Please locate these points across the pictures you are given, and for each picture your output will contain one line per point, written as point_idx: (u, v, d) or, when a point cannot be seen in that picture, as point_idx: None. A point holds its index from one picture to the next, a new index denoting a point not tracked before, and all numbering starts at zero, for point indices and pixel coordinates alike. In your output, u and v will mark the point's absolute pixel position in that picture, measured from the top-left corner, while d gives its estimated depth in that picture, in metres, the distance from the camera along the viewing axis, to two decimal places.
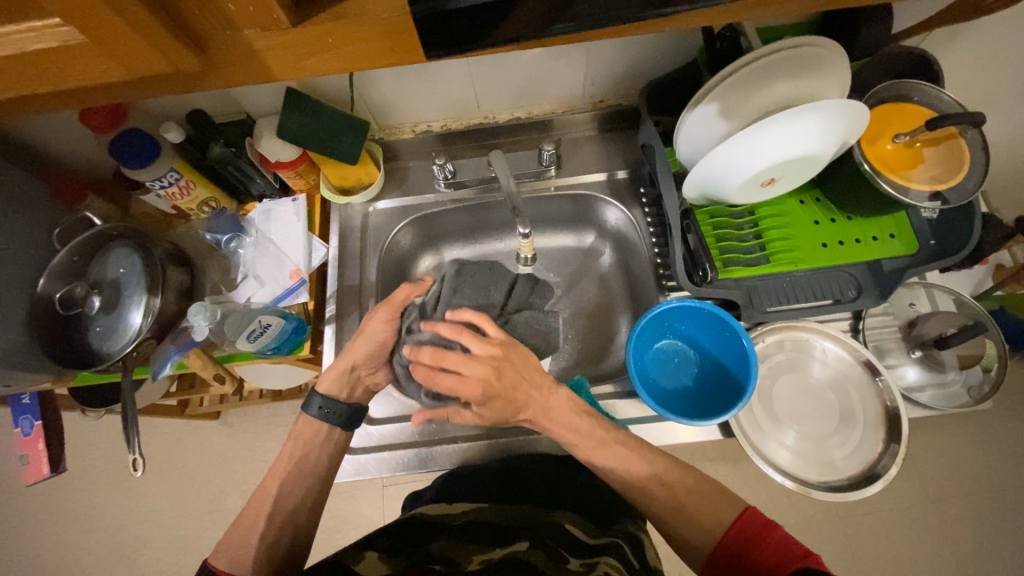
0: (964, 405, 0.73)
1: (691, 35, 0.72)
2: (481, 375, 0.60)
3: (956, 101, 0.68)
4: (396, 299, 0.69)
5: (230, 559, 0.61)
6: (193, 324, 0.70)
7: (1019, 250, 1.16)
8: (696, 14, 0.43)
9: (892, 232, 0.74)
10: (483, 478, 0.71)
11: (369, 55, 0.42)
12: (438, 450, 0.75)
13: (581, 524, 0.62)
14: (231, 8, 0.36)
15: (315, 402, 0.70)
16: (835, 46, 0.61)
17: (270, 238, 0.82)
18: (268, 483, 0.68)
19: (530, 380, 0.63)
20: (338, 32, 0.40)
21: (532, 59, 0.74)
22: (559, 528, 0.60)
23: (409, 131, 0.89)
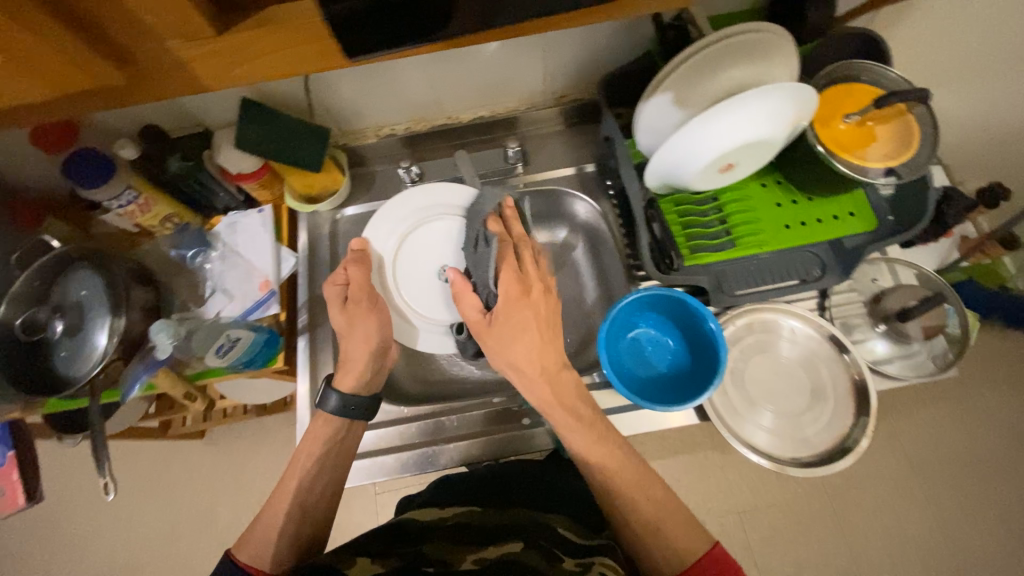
0: (931, 374, 0.75)
1: (643, 26, 0.72)
2: (509, 294, 0.66)
3: (901, 77, 0.70)
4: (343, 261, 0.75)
5: (251, 552, 0.59)
6: (157, 342, 0.68)
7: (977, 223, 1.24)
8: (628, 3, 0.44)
9: (852, 211, 0.76)
10: (476, 483, 0.72)
11: (297, 59, 0.42)
12: (441, 448, 0.78)
13: (574, 528, 0.61)
14: (149, 19, 0.36)
15: (333, 402, 0.68)
16: (782, 32, 0.62)
17: (237, 251, 0.82)
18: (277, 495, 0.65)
19: (525, 334, 0.64)
20: (264, 38, 0.40)
21: (490, 55, 0.74)
22: (552, 529, 0.60)
23: (372, 134, 0.88)
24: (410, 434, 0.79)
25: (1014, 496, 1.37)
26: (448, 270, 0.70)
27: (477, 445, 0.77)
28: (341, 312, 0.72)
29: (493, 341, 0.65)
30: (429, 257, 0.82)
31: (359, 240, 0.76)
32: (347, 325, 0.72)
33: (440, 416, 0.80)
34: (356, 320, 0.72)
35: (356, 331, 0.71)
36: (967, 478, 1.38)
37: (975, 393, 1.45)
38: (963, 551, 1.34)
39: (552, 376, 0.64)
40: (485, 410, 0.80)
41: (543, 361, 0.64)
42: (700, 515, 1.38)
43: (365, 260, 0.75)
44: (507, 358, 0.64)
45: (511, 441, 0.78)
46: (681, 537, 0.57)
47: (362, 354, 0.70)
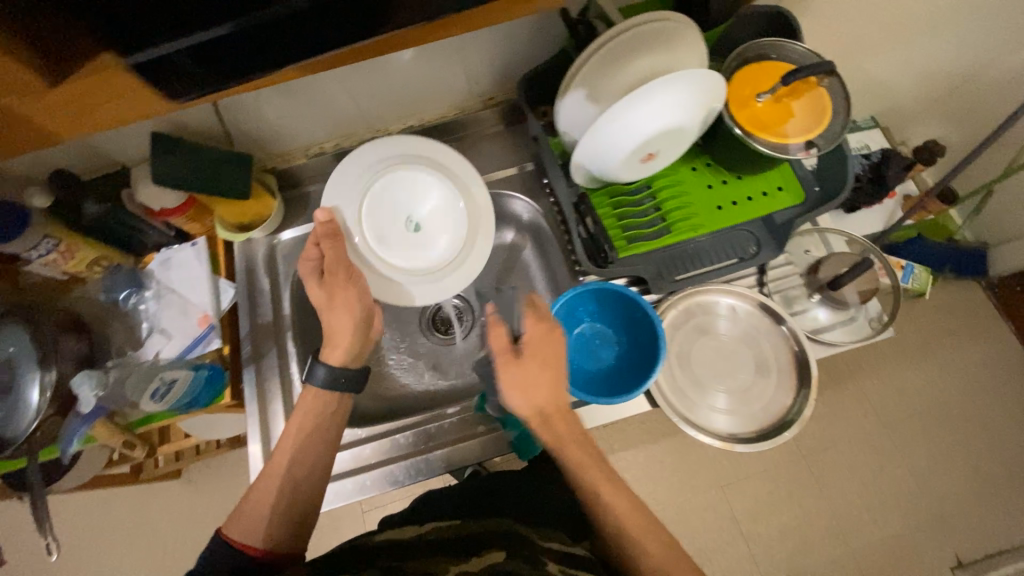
0: (868, 337, 0.77)
1: (554, 23, 0.72)
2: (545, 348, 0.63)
3: (805, 48, 0.71)
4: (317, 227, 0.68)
5: (244, 529, 0.58)
6: (80, 394, 0.67)
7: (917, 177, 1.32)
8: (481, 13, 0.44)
9: (779, 185, 0.78)
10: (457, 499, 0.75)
11: (136, 104, 0.41)
12: (431, 456, 0.73)
13: (557, 537, 0.65)
14: None
15: (320, 372, 0.66)
16: (684, 19, 0.63)
17: (173, 288, 0.80)
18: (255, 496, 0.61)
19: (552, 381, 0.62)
20: (96, 89, 0.38)
21: (406, 65, 0.73)
22: (537, 537, 0.61)
23: (301, 155, 0.86)
24: (362, 456, 0.74)
25: (977, 438, 1.42)
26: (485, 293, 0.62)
27: (429, 462, 0.72)
28: (318, 289, 0.69)
29: (516, 372, 0.61)
30: (398, 209, 0.78)
31: (326, 211, 0.68)
32: (328, 303, 0.69)
33: (433, 422, 0.75)
34: (336, 294, 0.69)
35: (339, 305, 0.68)
36: (933, 426, 1.43)
37: (935, 344, 1.49)
38: (936, 496, 1.38)
39: (566, 423, 0.62)
40: (437, 422, 0.75)
41: (555, 398, 0.61)
42: (685, 493, 1.41)
43: (340, 233, 0.69)
44: (516, 384, 0.61)
45: (466, 454, 0.72)
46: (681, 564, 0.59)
47: (350, 326, 0.68)
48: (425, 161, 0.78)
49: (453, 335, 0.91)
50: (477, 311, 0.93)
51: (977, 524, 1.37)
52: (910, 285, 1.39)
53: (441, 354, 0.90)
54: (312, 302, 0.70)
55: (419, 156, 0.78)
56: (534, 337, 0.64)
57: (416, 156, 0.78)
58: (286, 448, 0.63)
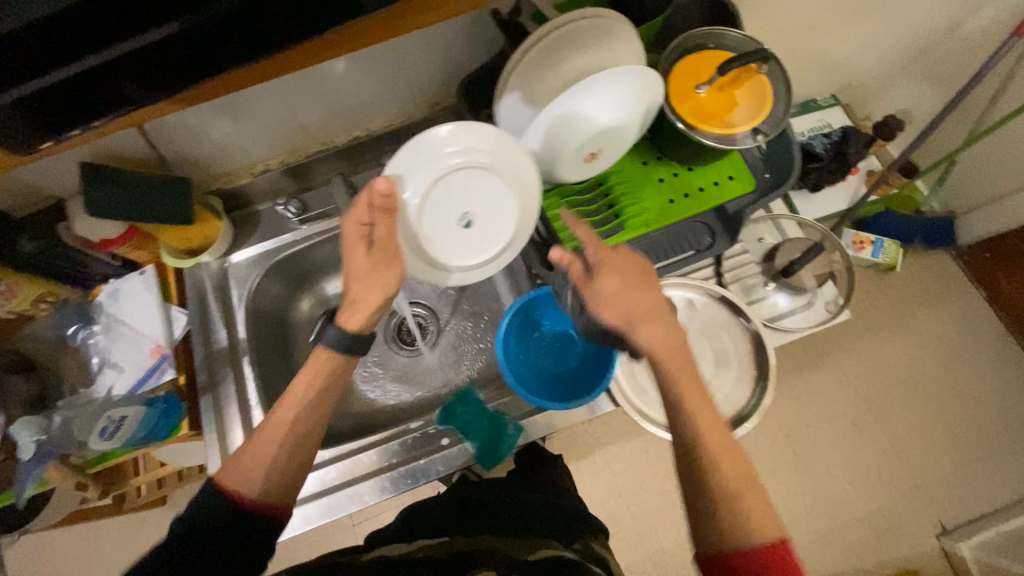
0: (823, 321, 0.78)
1: (488, 24, 0.70)
2: (636, 283, 0.56)
3: (743, 35, 0.70)
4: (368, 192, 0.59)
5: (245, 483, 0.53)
6: (24, 441, 0.66)
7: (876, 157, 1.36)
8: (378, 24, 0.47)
9: (731, 174, 0.77)
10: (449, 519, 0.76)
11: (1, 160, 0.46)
12: (411, 469, 0.69)
13: (552, 546, 0.66)
14: None
15: (333, 333, 0.61)
16: (615, 14, 0.61)
17: (122, 320, 0.78)
18: (251, 451, 0.55)
19: (654, 315, 0.55)
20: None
21: (339, 75, 0.71)
22: (528, 553, 0.63)
23: (246, 174, 0.84)
24: (327, 478, 0.71)
25: (953, 405, 1.44)
26: (553, 245, 0.54)
27: (395, 478, 0.69)
28: (364, 256, 0.63)
29: (596, 291, 0.56)
30: (451, 196, 0.67)
31: (386, 180, 0.58)
32: (370, 274, 0.63)
33: (406, 433, 0.72)
34: (378, 269, 0.64)
35: (376, 279, 0.64)
36: (909, 396, 1.44)
37: (909, 316, 1.50)
38: (916, 465, 1.39)
39: (677, 353, 0.55)
40: (403, 436, 0.72)
41: (640, 304, 0.56)
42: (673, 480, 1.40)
43: (393, 207, 0.60)
44: (600, 298, 0.56)
45: (431, 468, 0.69)
46: (752, 500, 0.50)
47: (378, 296, 0.64)
48: (495, 168, 0.66)
49: (418, 346, 0.90)
50: (442, 320, 0.92)
51: (957, 489, 1.38)
52: (880, 258, 1.43)
53: (407, 366, 0.89)
54: (349, 265, 0.64)
55: (482, 162, 0.65)
56: (606, 259, 0.57)
57: (493, 159, 0.66)
58: (295, 404, 0.58)
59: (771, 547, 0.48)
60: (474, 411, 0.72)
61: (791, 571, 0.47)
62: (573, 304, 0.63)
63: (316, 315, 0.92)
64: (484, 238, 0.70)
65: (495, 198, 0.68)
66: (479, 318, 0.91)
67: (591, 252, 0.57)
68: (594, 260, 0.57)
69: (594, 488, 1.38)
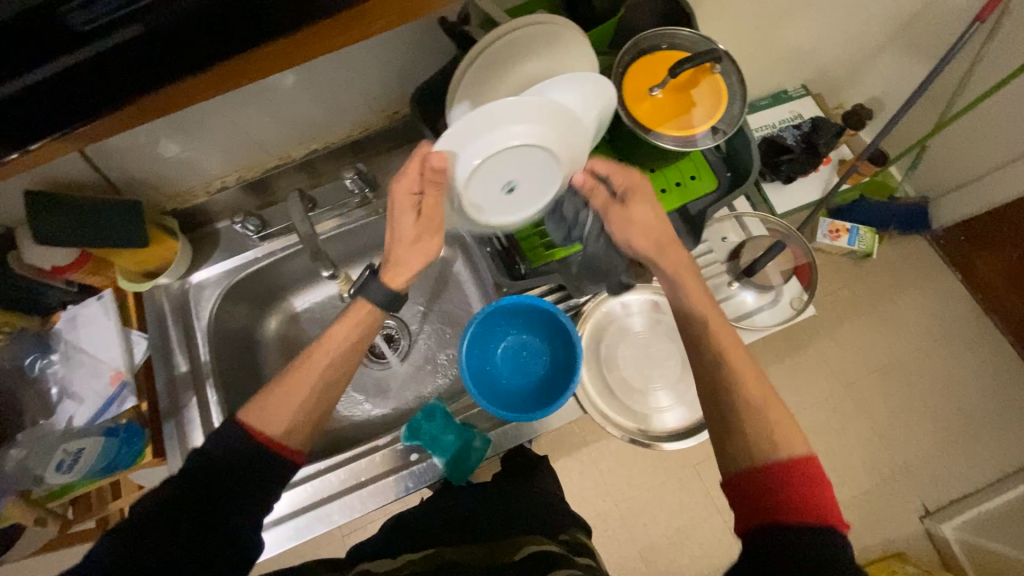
0: (789, 318, 0.78)
1: (436, 32, 0.69)
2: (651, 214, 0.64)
3: (694, 33, 0.70)
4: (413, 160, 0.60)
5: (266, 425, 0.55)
6: None
7: (847, 146, 1.37)
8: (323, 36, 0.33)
9: (692, 174, 0.77)
10: (432, 524, 0.77)
11: None
12: (377, 486, 0.69)
13: (541, 540, 0.69)
14: None
15: (375, 289, 0.64)
16: (562, 20, 0.61)
17: (80, 347, 0.75)
18: (277, 390, 0.57)
19: (665, 242, 0.64)
20: None
21: (289, 89, 0.70)
22: (518, 550, 0.66)
23: (204, 192, 0.83)
24: (294, 501, 0.69)
25: (941, 391, 1.37)
26: (578, 170, 0.65)
27: (364, 497, 0.69)
28: (411, 222, 0.64)
29: (625, 213, 0.64)
30: (502, 167, 0.60)
31: (442, 157, 0.56)
32: (415, 237, 0.65)
33: (372, 450, 0.71)
34: (423, 235, 0.65)
35: (420, 246, 0.66)
36: (891, 382, 1.38)
37: (892, 297, 1.44)
38: (908, 453, 1.32)
39: (685, 270, 0.63)
40: (370, 454, 0.71)
41: (659, 230, 0.64)
42: (660, 474, 1.34)
43: (443, 181, 0.59)
44: (627, 219, 0.64)
45: (400, 484, 0.69)
46: (774, 412, 0.52)
47: (419, 262, 0.66)
48: (555, 151, 0.59)
49: (388, 359, 0.88)
50: (413, 331, 0.91)
51: (952, 478, 1.30)
52: (856, 246, 1.40)
53: (379, 380, 0.88)
54: (394, 226, 0.65)
55: (540, 147, 0.58)
56: (634, 187, 0.64)
57: (554, 140, 0.58)
58: (330, 350, 0.60)
59: (792, 459, 0.48)
60: (439, 426, 0.70)
61: (814, 486, 0.47)
62: (592, 228, 0.70)
63: (284, 330, 0.91)
64: (527, 200, 0.66)
65: (544, 167, 0.62)
66: (450, 326, 0.91)
67: (616, 181, 0.65)
68: (623, 187, 0.65)
69: (582, 489, 1.33)
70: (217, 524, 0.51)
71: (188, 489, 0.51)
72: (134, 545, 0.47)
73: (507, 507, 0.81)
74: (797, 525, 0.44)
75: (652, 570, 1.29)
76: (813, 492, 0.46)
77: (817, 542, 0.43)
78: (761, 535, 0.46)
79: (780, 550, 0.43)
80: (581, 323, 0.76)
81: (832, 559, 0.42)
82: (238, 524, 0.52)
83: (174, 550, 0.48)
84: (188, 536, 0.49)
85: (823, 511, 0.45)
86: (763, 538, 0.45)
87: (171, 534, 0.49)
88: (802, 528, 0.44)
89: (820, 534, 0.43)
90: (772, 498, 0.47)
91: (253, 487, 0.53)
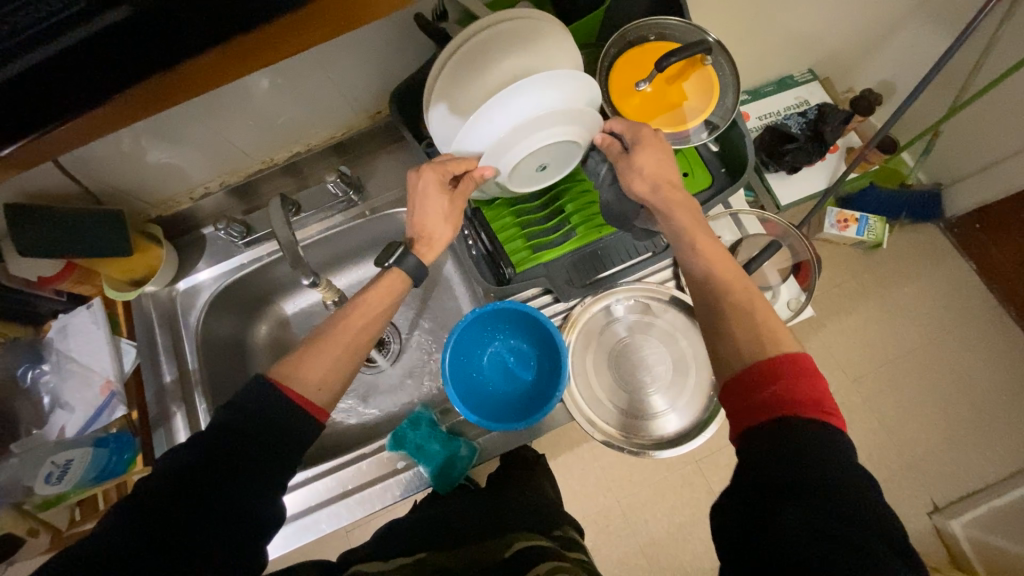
0: (786, 319, 0.77)
1: (414, 30, 0.67)
2: (659, 164, 0.63)
3: (684, 22, 0.66)
4: (450, 164, 0.63)
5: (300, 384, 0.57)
6: None
7: (855, 133, 1.32)
8: (257, 47, 0.33)
9: (686, 171, 0.73)
10: (424, 523, 0.77)
11: None
12: (363, 494, 0.70)
13: (532, 537, 0.68)
14: None
15: (412, 261, 0.68)
16: (542, 14, 0.59)
17: (71, 356, 0.75)
18: (300, 358, 0.59)
19: (672, 192, 0.62)
20: None
21: (266, 92, 0.68)
22: (505, 551, 0.65)
23: (188, 198, 0.82)
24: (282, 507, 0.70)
25: (951, 384, 1.33)
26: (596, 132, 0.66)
27: (351, 505, 0.69)
28: (445, 195, 0.67)
29: (631, 164, 0.63)
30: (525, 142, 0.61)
31: (492, 171, 0.64)
32: (450, 207, 0.68)
33: (359, 458, 0.72)
34: (455, 203, 0.68)
35: (451, 215, 0.69)
36: (900, 375, 1.34)
37: (901, 288, 1.39)
38: (916, 448, 1.29)
39: (694, 220, 0.61)
40: (357, 461, 0.72)
41: (666, 177, 0.63)
42: (661, 471, 1.31)
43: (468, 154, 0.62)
44: (635, 169, 0.63)
45: (387, 493, 0.70)
46: (780, 329, 0.52)
47: (446, 229, 0.69)
48: (571, 126, 0.62)
49: (379, 363, 0.88)
50: (402, 335, 0.90)
51: (961, 473, 1.27)
52: (866, 236, 1.34)
53: (368, 385, 0.88)
54: (422, 196, 0.66)
55: (572, 137, 0.64)
56: (644, 137, 0.63)
57: (582, 123, 0.63)
58: (364, 315, 0.64)
59: (782, 356, 0.49)
60: (426, 430, 0.71)
61: (800, 375, 0.47)
62: (604, 177, 0.72)
63: (275, 335, 0.91)
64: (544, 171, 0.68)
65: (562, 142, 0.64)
66: (440, 330, 0.90)
67: (629, 136, 0.64)
68: (631, 138, 0.64)
69: (582, 486, 1.32)
70: (237, 483, 0.49)
71: (210, 445, 0.50)
72: (155, 501, 0.46)
73: (500, 507, 0.80)
74: (794, 415, 0.45)
75: (654, 568, 1.26)
76: (810, 388, 0.47)
77: (813, 429, 0.44)
78: (757, 428, 0.46)
79: (767, 440, 0.44)
80: (569, 328, 0.74)
81: (826, 445, 0.43)
82: (254, 490, 0.50)
83: (190, 508, 0.47)
84: (197, 502, 0.47)
85: (819, 405, 0.46)
86: (759, 430, 0.46)
87: (189, 493, 0.48)
88: (799, 417, 0.44)
89: (815, 423, 0.44)
90: (770, 392, 0.47)
91: (274, 449, 0.52)
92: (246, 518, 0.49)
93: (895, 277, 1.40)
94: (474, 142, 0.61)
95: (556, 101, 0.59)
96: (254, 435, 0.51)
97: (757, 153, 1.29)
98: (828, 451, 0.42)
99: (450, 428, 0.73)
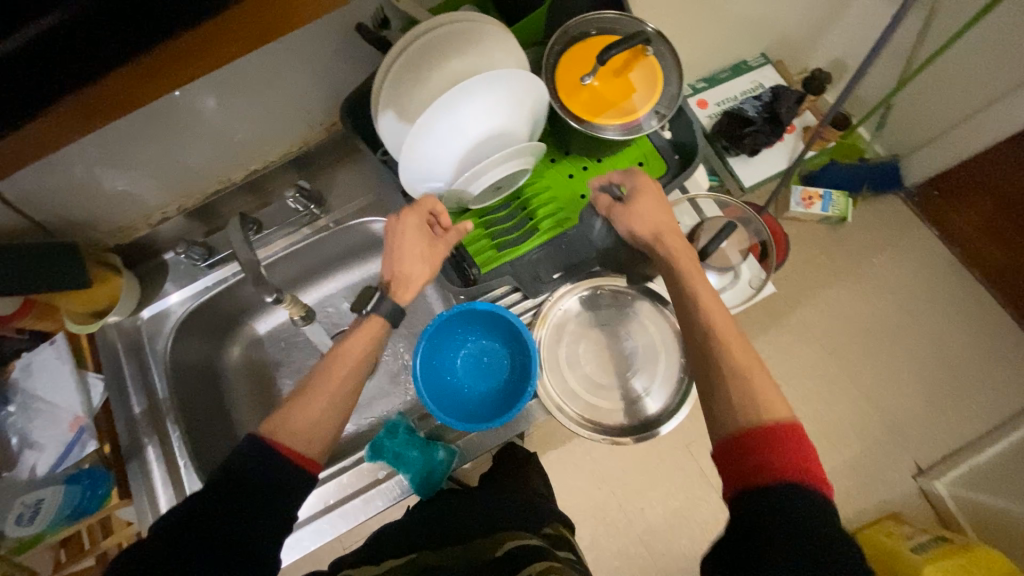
0: (749, 298, 0.80)
1: (358, 40, 0.68)
2: (655, 212, 0.63)
3: (623, 15, 0.68)
4: (425, 207, 0.64)
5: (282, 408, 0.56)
6: None
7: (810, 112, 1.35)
8: (157, 68, 0.32)
9: (641, 160, 0.75)
10: (413, 528, 0.76)
11: None
12: (347, 506, 0.70)
13: (521, 536, 0.69)
14: None
15: (387, 306, 0.65)
16: (483, 16, 0.60)
17: (37, 394, 0.74)
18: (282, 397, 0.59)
19: (669, 239, 0.62)
20: None
21: (215, 112, 0.68)
22: (496, 551, 0.65)
23: (145, 224, 0.81)
24: None
25: (924, 349, 1.36)
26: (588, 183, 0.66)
27: (334, 520, 0.69)
28: (425, 240, 0.66)
29: (629, 211, 0.63)
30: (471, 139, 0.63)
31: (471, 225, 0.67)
32: (428, 252, 0.66)
33: (338, 472, 0.71)
34: (434, 249, 0.66)
35: (429, 260, 0.66)
36: (875, 344, 1.37)
37: (871, 257, 1.43)
38: (897, 414, 1.32)
39: (694, 267, 0.61)
40: (337, 475, 0.72)
41: (660, 224, 0.63)
42: (653, 458, 1.32)
43: (417, 155, 0.62)
44: (634, 216, 0.63)
45: (370, 504, 0.70)
46: (760, 381, 0.53)
47: (423, 270, 0.66)
48: (514, 123, 0.64)
49: None
50: None
51: (941, 434, 1.30)
52: (830, 212, 1.38)
53: None
54: (399, 237, 0.65)
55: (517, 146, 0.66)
56: (640, 184, 0.64)
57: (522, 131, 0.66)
58: (344, 363, 0.62)
59: (767, 426, 0.50)
60: (404, 440, 0.71)
61: (786, 444, 0.48)
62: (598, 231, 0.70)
63: (248, 356, 0.90)
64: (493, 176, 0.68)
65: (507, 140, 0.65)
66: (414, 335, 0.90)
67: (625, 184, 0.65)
68: (628, 185, 0.64)
69: (576, 481, 1.32)
70: (225, 522, 0.49)
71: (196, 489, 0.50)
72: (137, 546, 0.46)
73: (489, 505, 0.81)
74: (776, 482, 0.46)
75: (652, 555, 1.27)
76: (796, 450, 0.48)
77: (792, 496, 0.44)
78: (744, 495, 0.47)
79: (753, 506, 0.45)
80: (539, 324, 0.75)
81: (806, 512, 0.44)
82: (243, 528, 0.49)
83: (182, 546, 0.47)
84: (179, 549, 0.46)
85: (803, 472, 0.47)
86: (742, 498, 0.47)
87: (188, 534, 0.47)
88: (781, 485, 0.45)
89: (795, 491, 0.45)
90: (755, 459, 0.48)
91: (270, 483, 0.51)
92: (238, 550, 0.48)
93: (863, 248, 1.44)
94: (423, 145, 0.61)
95: (491, 117, 0.62)
96: (247, 487, 0.51)
97: (718, 138, 1.31)
98: (808, 520, 0.43)
99: (430, 433, 0.73)
